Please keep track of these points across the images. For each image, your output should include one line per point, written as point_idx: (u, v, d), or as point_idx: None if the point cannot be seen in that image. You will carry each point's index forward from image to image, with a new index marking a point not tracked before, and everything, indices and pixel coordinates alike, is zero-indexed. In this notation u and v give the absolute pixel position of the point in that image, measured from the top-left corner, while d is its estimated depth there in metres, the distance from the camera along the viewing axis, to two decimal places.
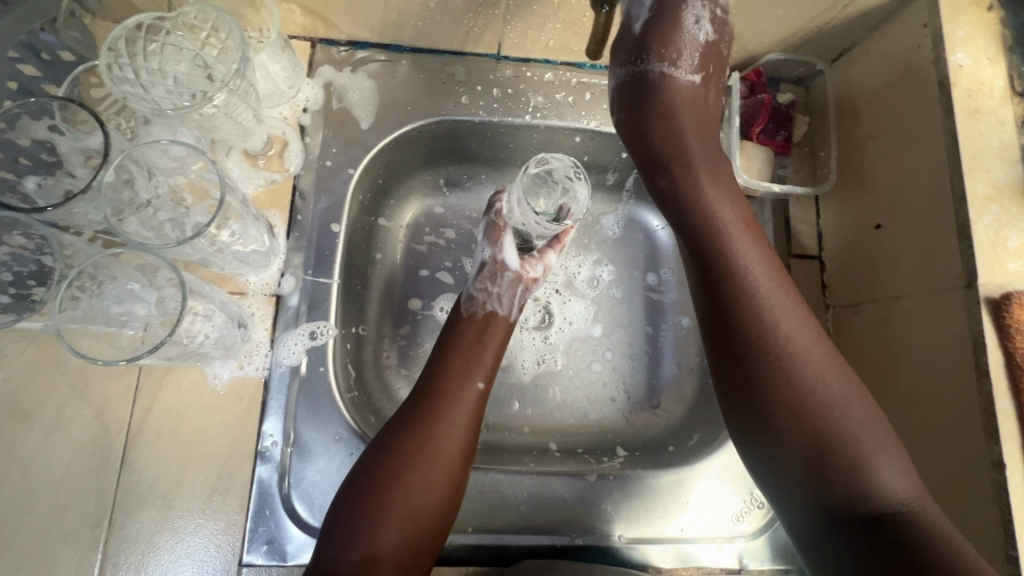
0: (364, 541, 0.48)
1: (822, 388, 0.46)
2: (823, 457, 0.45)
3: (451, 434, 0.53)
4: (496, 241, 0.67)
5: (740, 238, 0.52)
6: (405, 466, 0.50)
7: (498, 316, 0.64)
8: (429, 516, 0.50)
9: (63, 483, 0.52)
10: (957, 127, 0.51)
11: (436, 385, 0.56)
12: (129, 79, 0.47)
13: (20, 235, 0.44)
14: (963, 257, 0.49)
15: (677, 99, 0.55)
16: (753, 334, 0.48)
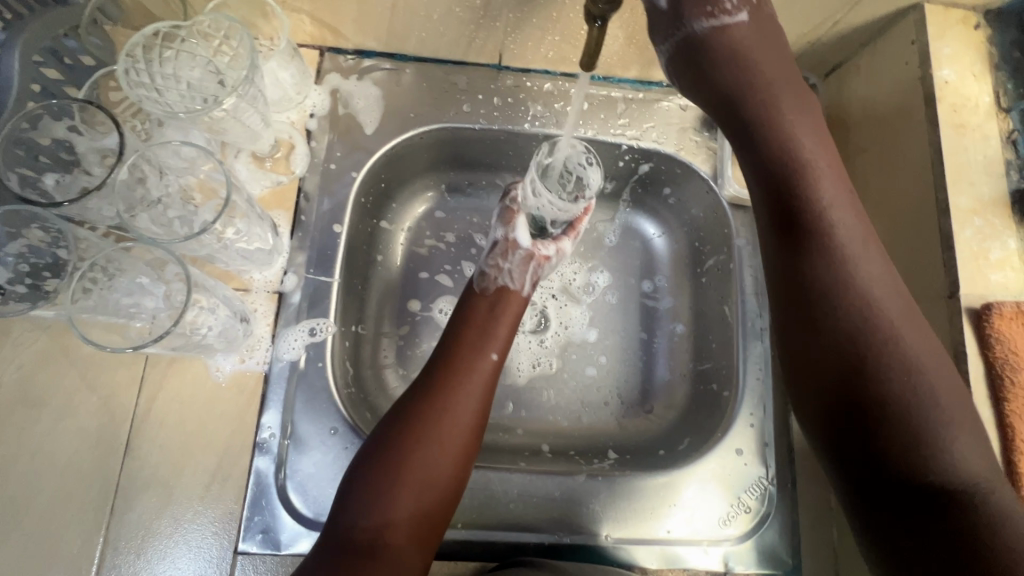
0: (378, 508, 0.49)
1: (907, 357, 0.43)
2: (911, 441, 0.41)
3: (465, 404, 0.55)
4: (508, 220, 0.67)
5: (831, 195, 0.47)
6: (421, 434, 0.52)
7: (509, 292, 0.65)
8: (442, 484, 0.52)
9: (70, 467, 0.54)
10: (942, 142, 0.52)
11: (448, 358, 0.58)
12: (145, 83, 0.50)
13: (38, 228, 0.47)
14: (946, 267, 0.51)
15: (743, 45, 0.47)
16: (839, 299, 0.45)
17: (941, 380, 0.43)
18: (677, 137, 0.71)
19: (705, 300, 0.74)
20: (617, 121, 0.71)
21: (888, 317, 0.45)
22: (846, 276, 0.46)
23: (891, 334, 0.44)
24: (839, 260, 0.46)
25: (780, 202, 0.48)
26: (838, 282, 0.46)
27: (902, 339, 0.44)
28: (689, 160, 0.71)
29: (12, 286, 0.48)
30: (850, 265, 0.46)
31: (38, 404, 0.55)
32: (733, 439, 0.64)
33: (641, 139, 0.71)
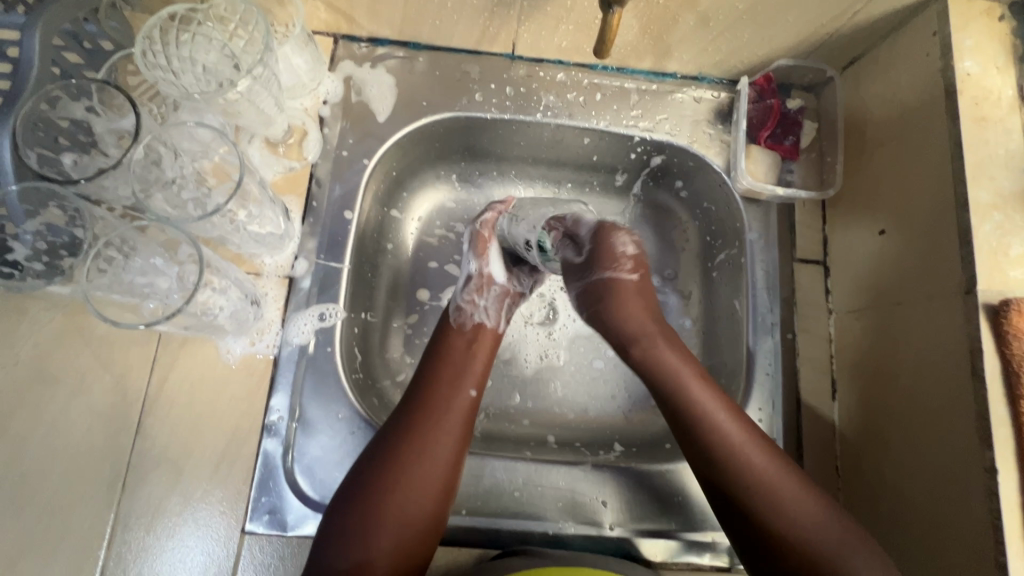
0: (354, 553, 0.48)
1: (794, 505, 0.49)
2: (787, 526, 0.48)
3: (439, 447, 0.53)
4: (482, 254, 0.67)
5: (710, 402, 0.54)
6: (394, 477, 0.51)
7: (486, 328, 0.64)
8: (418, 526, 0.51)
9: (83, 444, 0.55)
10: (961, 134, 0.51)
11: (424, 394, 0.56)
12: (162, 65, 0.51)
13: (56, 207, 0.47)
14: (963, 262, 0.49)
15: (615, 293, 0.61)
16: (734, 491, 0.51)
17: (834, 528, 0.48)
18: (690, 129, 0.70)
19: (715, 295, 0.73)
20: (630, 112, 0.70)
21: (791, 507, 0.49)
22: (755, 488, 0.50)
23: (793, 525, 0.48)
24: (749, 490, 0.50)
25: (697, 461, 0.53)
26: (748, 482, 0.50)
27: (799, 519, 0.49)
28: (702, 153, 0.70)
29: (30, 262, 0.49)
30: (748, 460, 0.51)
31: (54, 381, 0.56)
32: None
33: (654, 130, 0.70)
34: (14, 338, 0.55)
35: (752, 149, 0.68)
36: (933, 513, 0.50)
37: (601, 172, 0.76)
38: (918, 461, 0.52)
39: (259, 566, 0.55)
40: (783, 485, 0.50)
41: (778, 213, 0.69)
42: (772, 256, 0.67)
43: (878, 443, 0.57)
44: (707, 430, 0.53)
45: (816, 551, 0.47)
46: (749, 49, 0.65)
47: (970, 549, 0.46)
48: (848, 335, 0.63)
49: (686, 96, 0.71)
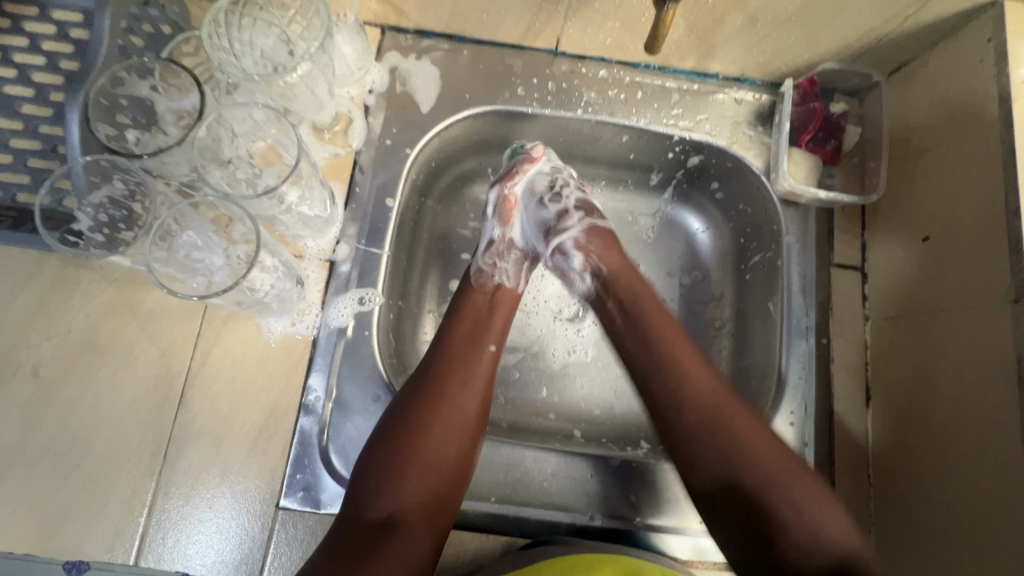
0: (390, 493, 0.50)
1: (728, 424, 0.51)
2: (722, 450, 0.50)
3: (466, 393, 0.56)
4: (507, 220, 0.68)
5: (650, 314, 0.59)
6: (425, 419, 0.53)
7: (505, 288, 0.65)
8: (446, 469, 0.53)
9: (128, 411, 0.57)
10: (1016, 142, 0.51)
11: (450, 346, 0.59)
12: (225, 47, 0.52)
13: (119, 181, 0.50)
14: (1013, 270, 0.49)
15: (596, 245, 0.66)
16: (676, 417, 0.53)
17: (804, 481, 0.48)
18: (730, 131, 0.70)
19: (748, 298, 0.72)
20: (670, 110, 0.70)
21: (742, 430, 0.51)
22: (715, 424, 0.51)
23: (738, 442, 0.50)
24: (709, 423, 0.51)
25: (666, 407, 0.54)
26: (705, 408, 0.52)
27: (751, 450, 0.49)
28: (742, 154, 0.69)
29: (91, 234, 0.52)
30: (684, 381, 0.54)
31: (103, 351, 0.57)
32: None
33: (693, 130, 0.70)
34: (68, 306, 0.58)
35: (793, 152, 0.67)
36: (970, 521, 0.50)
37: (637, 170, 0.77)
38: (959, 470, 0.52)
39: (292, 541, 0.56)
40: (716, 399, 0.53)
41: (817, 217, 0.68)
42: (810, 261, 0.67)
43: (914, 450, 0.56)
44: (677, 379, 0.54)
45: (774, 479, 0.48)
46: (794, 52, 0.65)
47: (1008, 560, 0.46)
48: (886, 343, 0.62)
49: (727, 97, 0.71)
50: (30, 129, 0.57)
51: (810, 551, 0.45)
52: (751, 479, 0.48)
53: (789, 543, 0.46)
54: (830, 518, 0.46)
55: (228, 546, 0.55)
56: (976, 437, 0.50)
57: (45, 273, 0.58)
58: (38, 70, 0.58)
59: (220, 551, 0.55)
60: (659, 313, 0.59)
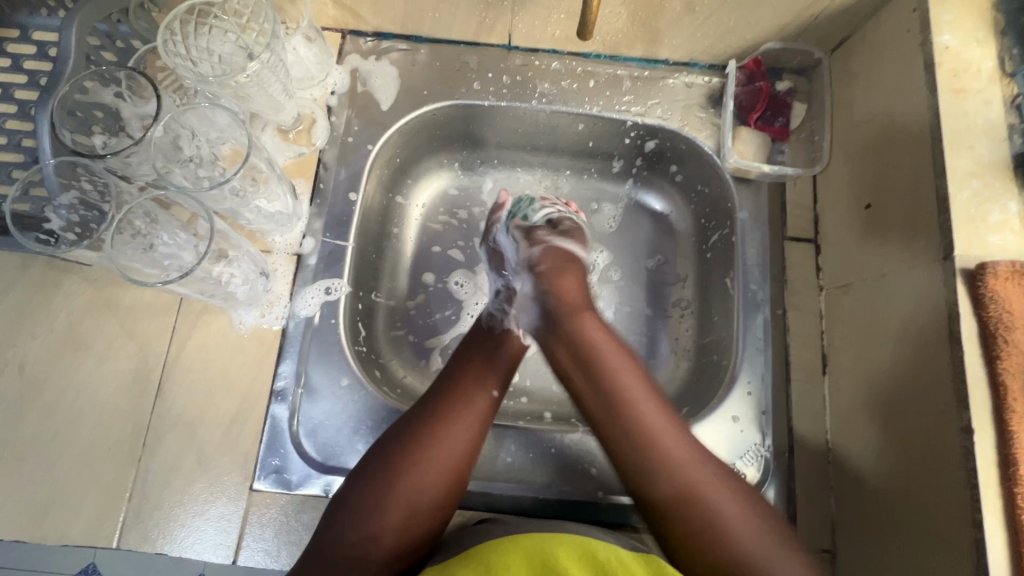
0: (368, 526, 0.51)
1: (640, 415, 0.55)
2: (648, 439, 0.53)
3: (458, 438, 0.56)
4: (503, 267, 0.70)
5: (588, 325, 0.61)
6: (413, 461, 0.54)
7: (514, 333, 0.65)
8: (426, 509, 0.53)
9: (108, 403, 0.60)
10: (941, 106, 0.52)
11: (454, 386, 0.59)
12: (181, 54, 0.56)
13: (87, 182, 0.53)
14: (941, 228, 0.50)
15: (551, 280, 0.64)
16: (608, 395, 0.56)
17: (726, 493, 0.51)
18: (681, 114, 0.72)
19: (709, 276, 0.74)
20: (623, 97, 0.73)
21: (677, 447, 0.53)
22: (653, 447, 0.53)
23: (661, 450, 0.52)
24: (647, 445, 0.53)
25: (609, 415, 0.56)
26: (625, 408, 0.55)
27: (658, 439, 0.53)
28: (694, 136, 0.72)
29: (64, 233, 0.55)
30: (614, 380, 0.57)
31: (84, 347, 0.61)
32: (728, 407, 0.64)
33: (645, 115, 0.72)
34: (51, 307, 0.61)
35: (740, 130, 0.70)
36: (913, 475, 0.51)
37: (598, 158, 0.79)
38: (903, 427, 0.52)
39: (266, 522, 0.58)
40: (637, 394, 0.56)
41: (769, 193, 0.70)
42: (763, 236, 0.69)
43: (865, 412, 0.57)
44: (635, 411, 0.55)
45: (694, 507, 0.50)
46: (736, 34, 0.67)
47: (949, 509, 0.46)
48: (839, 311, 0.63)
49: (677, 82, 0.73)
50: (12, 142, 0.61)
51: (706, 531, 0.49)
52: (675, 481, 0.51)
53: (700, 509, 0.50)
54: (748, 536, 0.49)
55: (206, 527, 0.58)
56: (916, 393, 0.51)
57: (28, 275, 0.61)
58: (19, 88, 0.62)
59: (198, 533, 0.58)
60: (595, 331, 0.60)
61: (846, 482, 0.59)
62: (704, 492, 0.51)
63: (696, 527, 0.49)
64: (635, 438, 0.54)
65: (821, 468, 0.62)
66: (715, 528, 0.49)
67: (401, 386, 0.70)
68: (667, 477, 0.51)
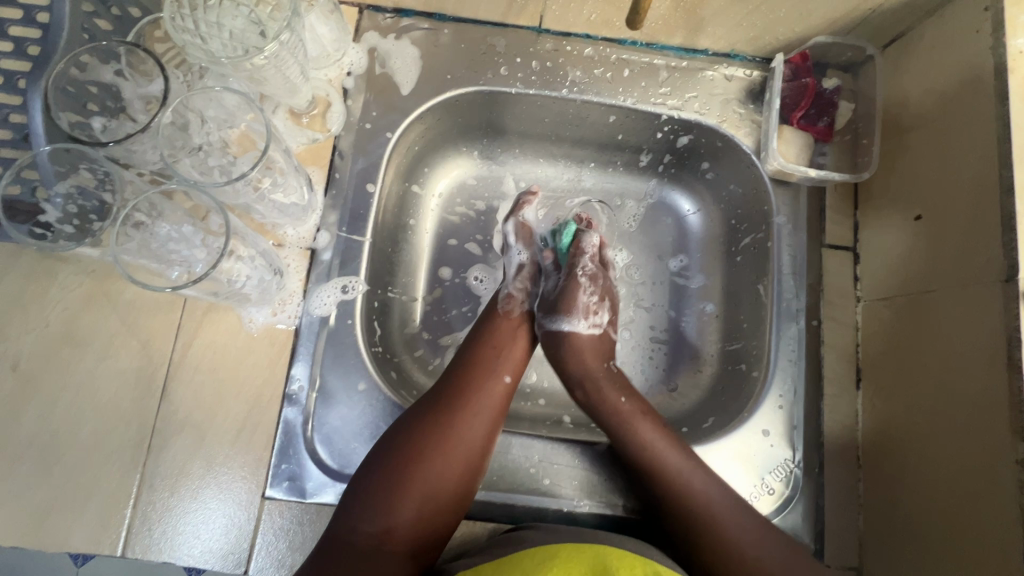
0: (380, 518, 0.50)
1: (654, 460, 0.56)
2: (661, 478, 0.55)
3: (476, 423, 0.55)
4: (530, 243, 0.69)
5: (591, 367, 0.62)
6: (426, 450, 0.53)
7: (529, 318, 0.66)
8: (443, 496, 0.52)
9: (109, 405, 0.56)
10: (1011, 116, 0.49)
11: (464, 374, 0.58)
12: (189, 29, 0.50)
13: (85, 170, 0.48)
14: (1005, 249, 0.48)
15: (576, 345, 0.63)
16: (619, 436, 0.58)
17: (736, 523, 0.52)
18: (720, 109, 0.68)
19: (739, 280, 0.72)
20: (658, 89, 0.68)
21: (684, 480, 0.54)
22: (668, 492, 0.54)
23: (671, 486, 0.54)
24: (666, 494, 0.54)
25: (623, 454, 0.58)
26: (636, 450, 0.56)
27: (667, 480, 0.54)
28: (732, 133, 0.68)
29: (61, 225, 0.51)
30: (620, 416, 0.58)
31: (83, 344, 0.57)
32: (758, 420, 0.62)
33: (681, 109, 0.68)
34: (46, 300, 0.57)
35: (784, 129, 0.66)
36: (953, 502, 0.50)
37: (626, 151, 0.75)
38: (945, 451, 0.51)
39: (279, 530, 0.56)
40: (642, 428, 0.57)
41: (808, 196, 0.67)
42: (800, 242, 0.66)
43: (903, 432, 0.56)
44: (645, 449, 0.56)
45: (729, 548, 0.51)
46: (785, 26, 0.63)
47: (997, 541, 0.45)
48: (877, 325, 0.61)
49: (717, 74, 0.68)
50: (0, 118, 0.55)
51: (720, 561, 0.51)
52: (681, 515, 0.54)
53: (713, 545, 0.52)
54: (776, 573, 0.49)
55: (216, 536, 0.55)
56: (963, 419, 0.50)
57: (19, 266, 0.56)
58: (7, 57, 0.56)
59: (207, 542, 0.55)
60: (609, 385, 0.61)
61: (876, 501, 0.58)
62: (730, 534, 0.52)
63: (732, 569, 0.50)
64: (656, 488, 0.55)
65: (851, 484, 0.60)
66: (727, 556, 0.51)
67: (417, 387, 0.67)
68: (697, 528, 0.53)
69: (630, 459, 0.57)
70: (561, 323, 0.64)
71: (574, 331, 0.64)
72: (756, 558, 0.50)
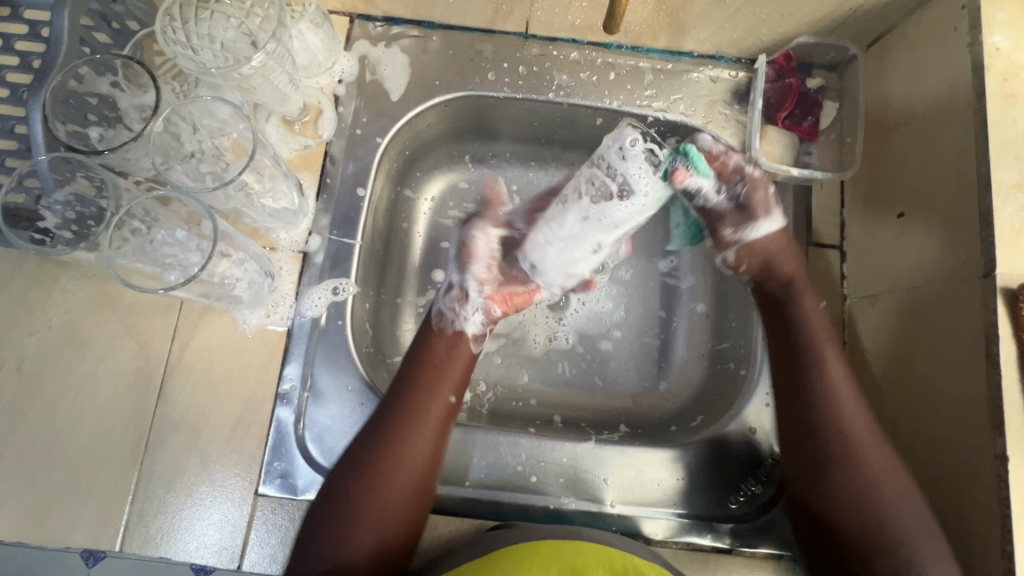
0: (334, 547, 0.51)
1: (844, 410, 0.54)
2: (837, 413, 0.54)
3: (416, 443, 0.56)
4: (464, 266, 0.66)
5: (807, 301, 0.60)
6: (371, 476, 0.54)
7: (464, 338, 0.64)
8: (394, 515, 0.53)
9: (109, 404, 0.58)
10: (988, 113, 0.49)
11: (403, 393, 0.58)
12: (181, 41, 0.52)
13: (82, 178, 0.50)
14: (982, 245, 0.48)
15: (759, 245, 0.63)
16: (813, 381, 0.55)
17: (877, 470, 0.51)
18: (705, 110, 0.69)
19: (727, 279, 0.72)
20: (644, 91, 0.69)
21: (843, 417, 0.54)
22: (832, 429, 0.53)
23: (837, 424, 0.53)
24: (828, 430, 0.54)
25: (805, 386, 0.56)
26: (823, 393, 0.55)
27: (840, 426, 0.54)
28: (717, 133, 0.68)
29: (60, 231, 0.53)
30: (819, 356, 0.57)
31: (84, 346, 0.59)
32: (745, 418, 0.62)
33: (667, 111, 0.69)
34: (49, 303, 0.59)
35: (767, 130, 0.67)
36: (924, 533, 0.48)
37: None
38: (929, 448, 0.51)
39: (272, 527, 0.57)
40: (836, 375, 0.55)
41: (794, 195, 0.67)
42: (787, 241, 0.66)
43: (888, 429, 0.56)
44: (830, 402, 0.54)
45: (879, 504, 0.50)
46: (767, 27, 0.64)
47: (978, 537, 0.45)
48: (864, 323, 0.61)
49: (702, 76, 0.69)
50: (5, 129, 0.57)
51: (837, 504, 0.52)
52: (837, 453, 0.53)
53: (873, 493, 0.51)
54: (906, 526, 0.49)
55: (210, 532, 0.57)
56: (945, 416, 0.50)
57: (23, 271, 0.59)
58: (12, 71, 0.58)
59: (201, 538, 0.56)
60: (813, 305, 0.60)
61: None
62: (886, 484, 0.51)
63: (873, 518, 0.50)
64: (810, 419, 0.55)
65: None
66: (864, 505, 0.51)
67: None
68: (835, 469, 0.53)
69: (808, 391, 0.55)
70: (751, 228, 0.64)
71: (761, 233, 0.63)
72: (879, 503, 0.50)
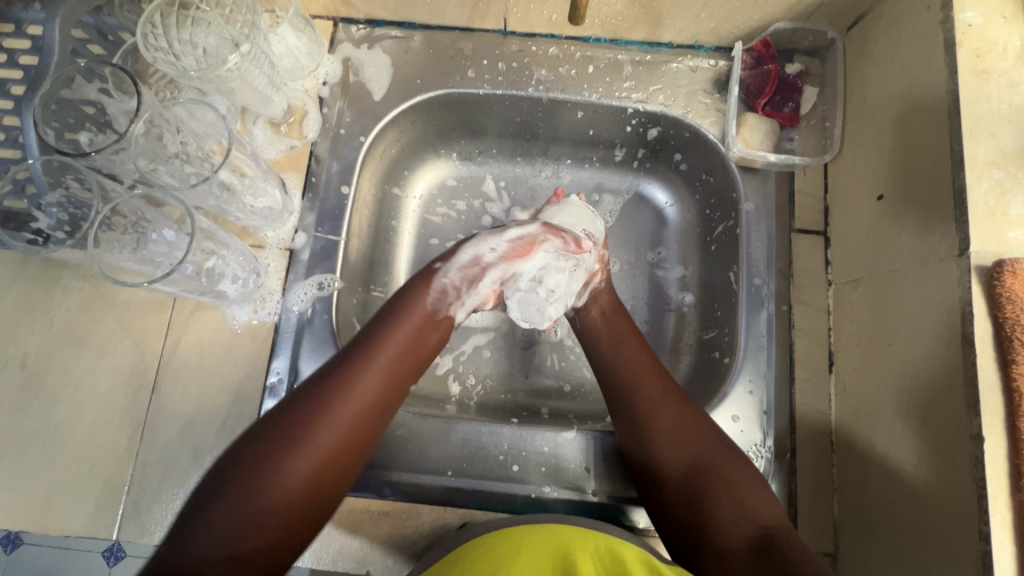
0: (243, 500, 0.42)
1: (645, 389, 0.57)
2: (633, 390, 0.58)
3: (363, 386, 0.49)
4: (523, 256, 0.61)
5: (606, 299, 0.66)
6: (298, 425, 0.45)
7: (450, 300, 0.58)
8: (323, 468, 0.46)
9: (107, 398, 0.61)
10: (960, 90, 0.48)
11: (388, 340, 0.52)
12: (162, 47, 0.55)
13: (73, 179, 0.53)
14: (957, 223, 0.47)
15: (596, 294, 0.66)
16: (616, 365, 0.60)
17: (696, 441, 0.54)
18: (685, 99, 0.69)
19: (713, 268, 0.72)
20: (622, 83, 0.69)
21: (642, 396, 0.57)
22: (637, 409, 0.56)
23: (644, 403, 0.57)
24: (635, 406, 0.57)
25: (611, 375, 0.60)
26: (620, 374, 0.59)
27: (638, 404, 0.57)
28: (697, 122, 0.68)
29: (54, 232, 0.56)
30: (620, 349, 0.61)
31: (84, 343, 0.61)
32: (728, 406, 0.62)
33: (647, 101, 0.69)
34: (51, 303, 0.62)
35: (746, 117, 0.67)
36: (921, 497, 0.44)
37: (600, 146, 0.76)
38: (910, 431, 0.50)
39: None
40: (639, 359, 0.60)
41: (777, 181, 0.67)
42: (769, 228, 0.66)
43: (871, 414, 0.55)
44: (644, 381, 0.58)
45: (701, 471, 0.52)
46: (742, 14, 0.64)
47: (956, 519, 0.44)
48: (848, 307, 0.60)
49: (681, 66, 0.69)
50: (10, 138, 0.60)
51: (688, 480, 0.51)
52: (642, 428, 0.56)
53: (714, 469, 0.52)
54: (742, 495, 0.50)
55: None
56: (925, 398, 0.49)
57: (28, 273, 0.62)
58: (16, 84, 0.61)
59: None
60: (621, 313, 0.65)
61: (851, 484, 0.57)
62: (671, 452, 0.54)
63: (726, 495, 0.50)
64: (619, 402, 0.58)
65: (824, 469, 0.60)
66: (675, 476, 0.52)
67: None
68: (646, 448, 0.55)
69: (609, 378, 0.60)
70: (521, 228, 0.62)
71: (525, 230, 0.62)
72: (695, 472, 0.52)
